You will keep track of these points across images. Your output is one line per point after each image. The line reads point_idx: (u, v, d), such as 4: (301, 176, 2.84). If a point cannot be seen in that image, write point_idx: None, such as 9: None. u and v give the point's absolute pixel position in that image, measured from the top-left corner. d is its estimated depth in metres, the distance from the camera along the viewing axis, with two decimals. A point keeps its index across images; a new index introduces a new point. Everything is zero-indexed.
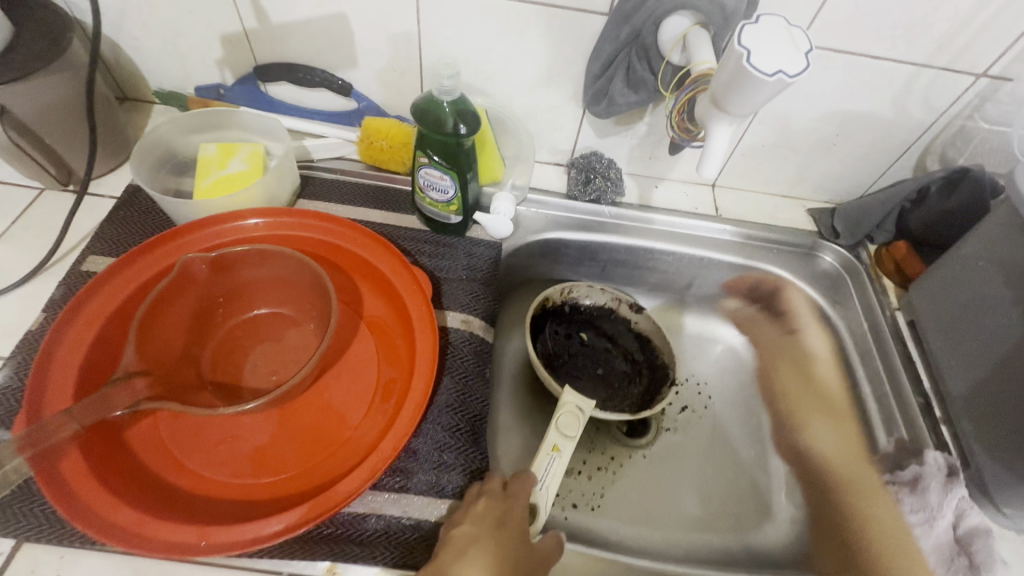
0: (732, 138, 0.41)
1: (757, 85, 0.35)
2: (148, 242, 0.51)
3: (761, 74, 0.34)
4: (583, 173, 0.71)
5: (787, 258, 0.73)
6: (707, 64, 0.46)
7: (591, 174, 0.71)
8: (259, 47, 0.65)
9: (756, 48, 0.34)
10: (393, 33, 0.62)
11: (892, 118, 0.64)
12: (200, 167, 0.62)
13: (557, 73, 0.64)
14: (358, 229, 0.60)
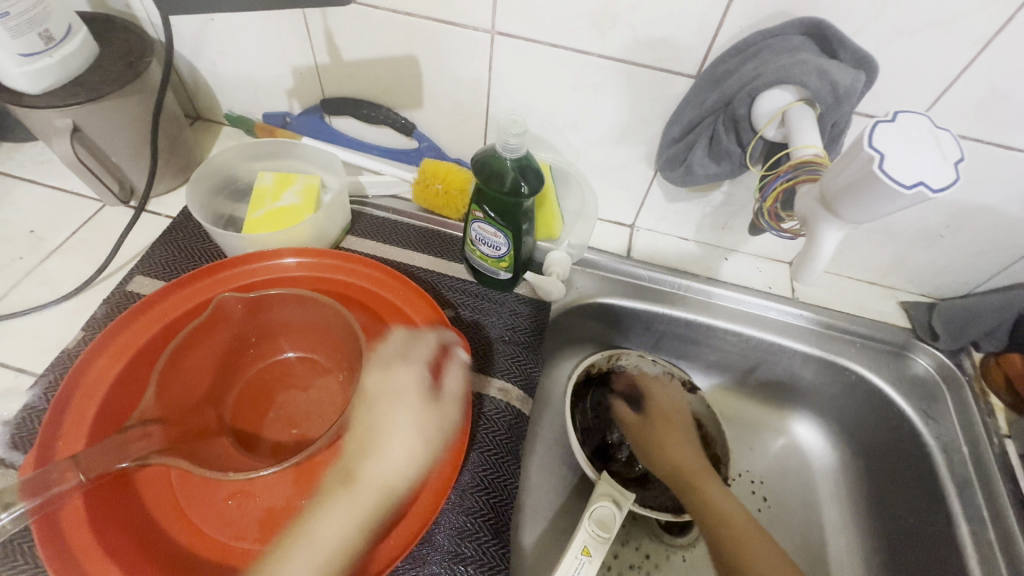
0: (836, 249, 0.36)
1: (886, 196, 0.31)
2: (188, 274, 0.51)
3: (896, 184, 0.30)
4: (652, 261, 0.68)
5: (870, 355, 0.65)
6: (813, 148, 0.39)
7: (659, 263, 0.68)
8: (328, 82, 0.64)
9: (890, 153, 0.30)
10: (463, 78, 0.59)
11: (1019, 216, 0.55)
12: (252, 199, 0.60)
13: (630, 132, 0.59)
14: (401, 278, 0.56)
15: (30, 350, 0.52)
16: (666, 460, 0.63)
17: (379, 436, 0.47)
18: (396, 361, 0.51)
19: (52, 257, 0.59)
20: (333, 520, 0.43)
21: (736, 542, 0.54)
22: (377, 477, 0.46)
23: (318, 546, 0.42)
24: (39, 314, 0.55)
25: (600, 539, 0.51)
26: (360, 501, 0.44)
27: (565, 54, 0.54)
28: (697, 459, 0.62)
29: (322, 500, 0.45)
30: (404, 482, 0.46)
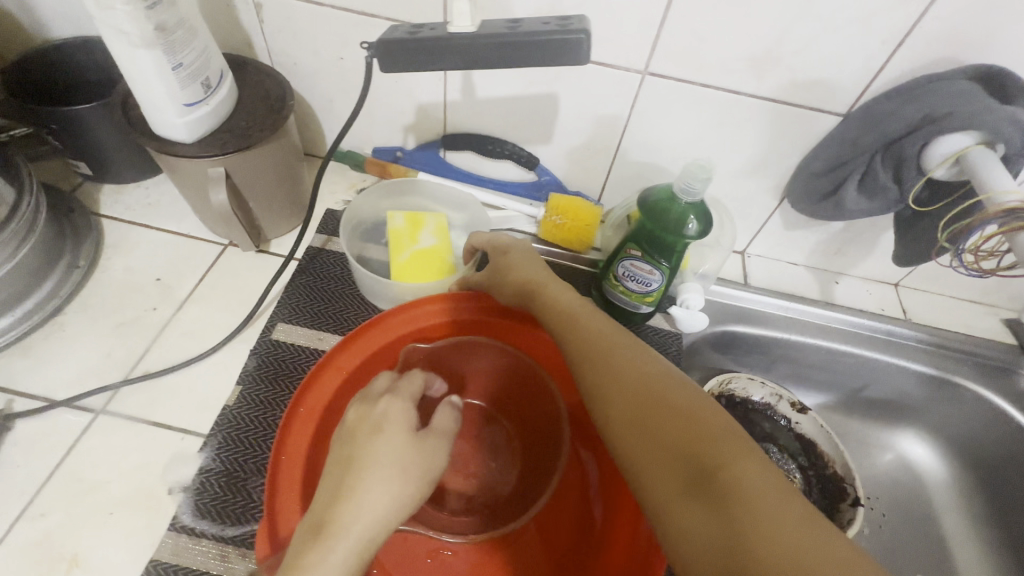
0: None
1: None
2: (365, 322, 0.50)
3: None
4: (768, 288, 0.69)
5: (984, 372, 0.67)
6: (1016, 193, 0.42)
7: (778, 289, 0.70)
8: (452, 117, 0.64)
9: None
10: (600, 115, 0.60)
11: None
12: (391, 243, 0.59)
13: (764, 165, 0.61)
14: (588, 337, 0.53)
15: (188, 408, 0.50)
16: (554, 315, 0.45)
17: (357, 487, 0.35)
18: (367, 398, 0.40)
19: (185, 307, 0.57)
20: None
21: (699, 439, 0.33)
22: (333, 548, 0.33)
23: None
24: (188, 369, 0.53)
25: None
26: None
27: (714, 93, 0.55)
28: (614, 333, 0.42)
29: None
30: (406, 502, 0.36)
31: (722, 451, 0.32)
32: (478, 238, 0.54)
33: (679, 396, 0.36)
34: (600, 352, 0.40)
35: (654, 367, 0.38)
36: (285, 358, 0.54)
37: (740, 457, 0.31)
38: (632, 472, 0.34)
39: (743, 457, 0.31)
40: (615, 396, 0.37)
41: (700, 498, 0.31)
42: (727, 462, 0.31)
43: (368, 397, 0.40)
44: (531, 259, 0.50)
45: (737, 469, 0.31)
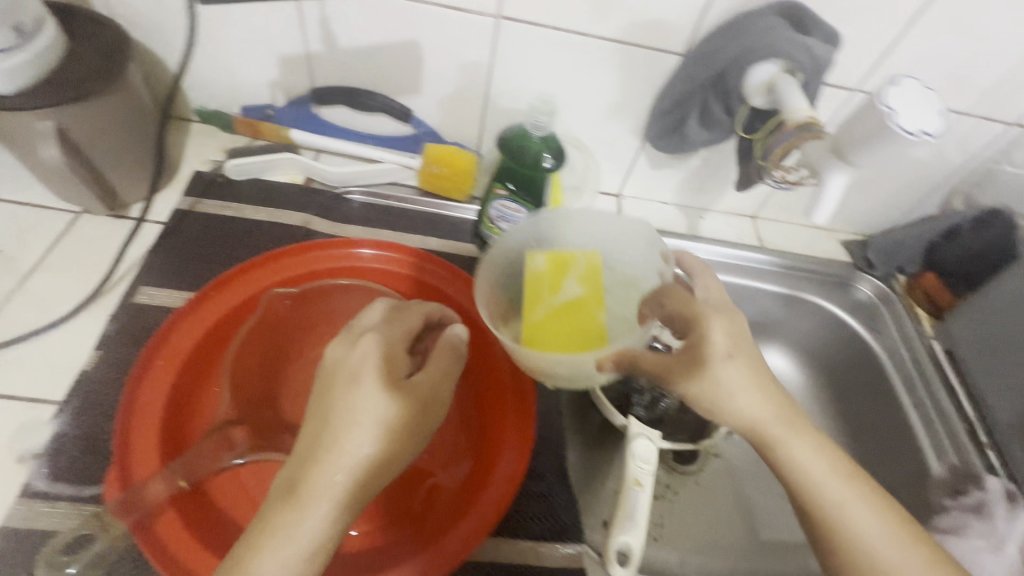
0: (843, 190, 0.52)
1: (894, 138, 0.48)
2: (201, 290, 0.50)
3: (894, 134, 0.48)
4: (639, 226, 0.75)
5: (825, 287, 0.77)
6: (806, 112, 0.48)
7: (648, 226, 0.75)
8: (318, 70, 0.63)
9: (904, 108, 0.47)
10: (464, 62, 0.61)
11: (928, 160, 0.69)
12: (526, 284, 0.52)
13: (622, 106, 0.65)
14: (433, 259, 0.57)
15: (39, 378, 0.48)
16: (734, 422, 0.41)
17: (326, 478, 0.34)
18: (351, 370, 0.38)
19: (33, 278, 0.53)
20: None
21: (866, 567, 0.38)
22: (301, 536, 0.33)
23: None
24: (39, 339, 0.50)
25: (642, 471, 0.56)
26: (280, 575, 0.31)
27: (566, 37, 0.58)
28: (735, 400, 0.40)
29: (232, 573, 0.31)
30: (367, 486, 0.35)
31: (789, 436, 0.40)
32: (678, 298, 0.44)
33: (850, 520, 0.39)
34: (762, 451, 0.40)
35: (767, 381, 0.41)
36: (148, 320, 0.52)
37: (794, 439, 0.40)
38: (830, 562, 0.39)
39: (823, 442, 0.41)
40: (820, 507, 0.39)
41: None
42: (812, 451, 0.40)
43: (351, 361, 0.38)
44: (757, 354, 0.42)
45: (813, 447, 0.40)
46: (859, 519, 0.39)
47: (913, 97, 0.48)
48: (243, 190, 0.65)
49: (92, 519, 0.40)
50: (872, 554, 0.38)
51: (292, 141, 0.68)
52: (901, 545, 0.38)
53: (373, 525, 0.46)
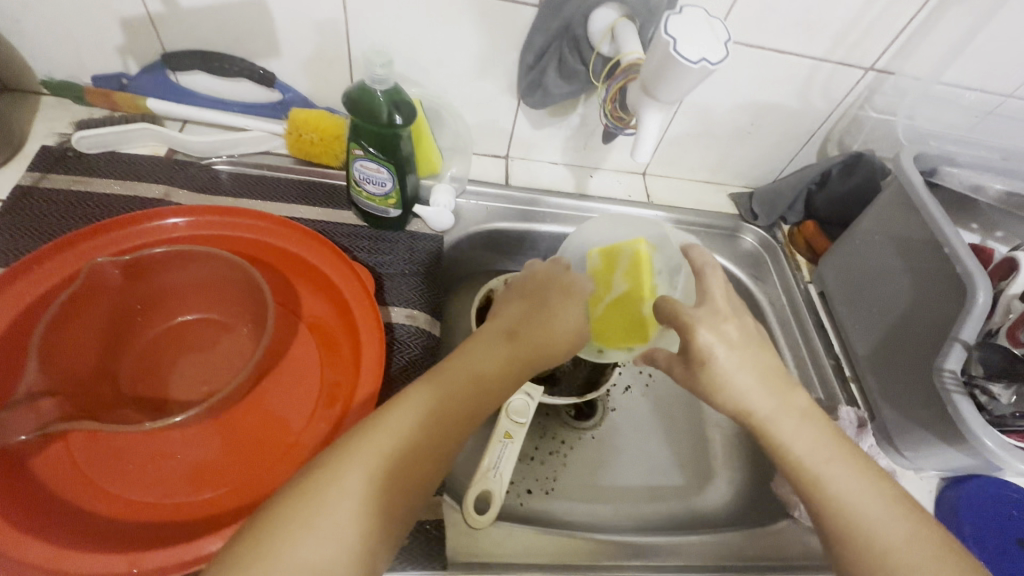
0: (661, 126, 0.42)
1: (683, 73, 0.37)
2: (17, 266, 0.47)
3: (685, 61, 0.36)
4: (526, 186, 0.75)
5: (712, 240, 0.79)
6: (636, 55, 0.49)
7: (535, 186, 0.75)
8: (165, 34, 0.60)
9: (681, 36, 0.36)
10: (318, 21, 0.59)
11: (798, 109, 0.70)
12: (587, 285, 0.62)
13: (490, 64, 0.64)
14: (269, 218, 0.57)
15: None
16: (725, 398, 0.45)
17: (392, 433, 0.39)
18: (501, 339, 0.48)
19: None
20: (326, 523, 0.35)
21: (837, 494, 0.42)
22: (388, 474, 0.37)
23: (310, 555, 0.34)
24: None
25: (518, 423, 0.58)
26: (344, 500, 0.36)
27: None
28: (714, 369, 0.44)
29: (298, 503, 0.35)
30: (446, 434, 0.41)
31: (775, 418, 0.44)
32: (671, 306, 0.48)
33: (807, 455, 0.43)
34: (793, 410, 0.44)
35: (763, 350, 0.46)
36: None
37: (777, 422, 0.44)
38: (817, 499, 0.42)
39: (773, 386, 0.45)
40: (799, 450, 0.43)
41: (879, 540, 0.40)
42: (777, 411, 0.44)
43: (524, 325, 0.49)
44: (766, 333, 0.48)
45: (771, 401, 0.44)
46: (823, 458, 0.43)
47: (693, 24, 0.37)
48: (98, 164, 0.62)
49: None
50: (822, 485, 0.42)
51: (152, 111, 0.65)
52: (840, 470, 0.42)
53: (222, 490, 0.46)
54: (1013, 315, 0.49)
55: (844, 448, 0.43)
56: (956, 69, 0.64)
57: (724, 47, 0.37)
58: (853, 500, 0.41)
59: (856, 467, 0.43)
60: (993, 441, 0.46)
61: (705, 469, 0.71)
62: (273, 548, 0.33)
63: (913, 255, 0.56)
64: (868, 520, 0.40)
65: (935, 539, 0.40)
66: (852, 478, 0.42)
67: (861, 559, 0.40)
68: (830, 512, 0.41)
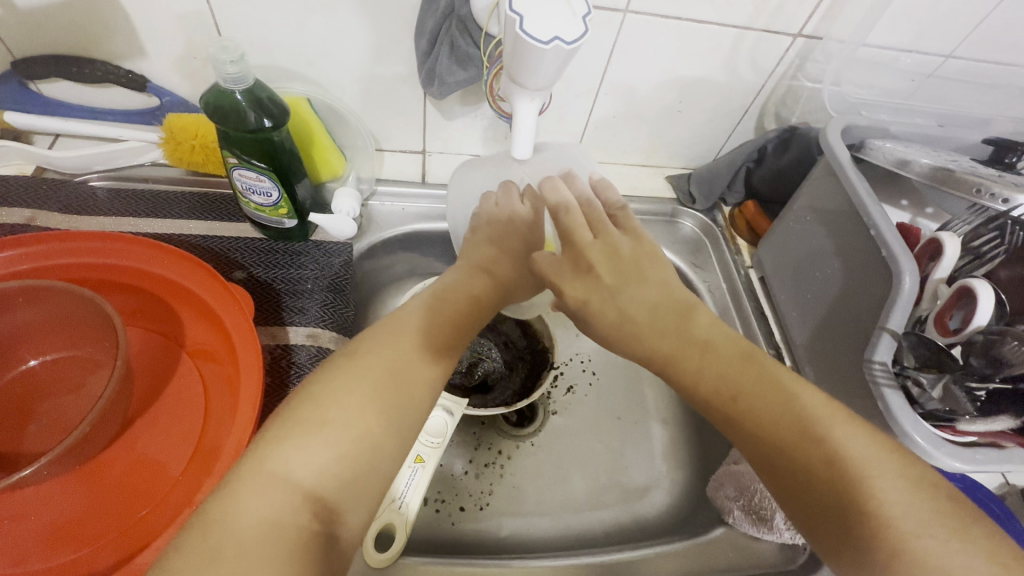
0: (534, 115, 0.41)
1: (539, 54, 0.35)
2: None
3: (537, 42, 0.34)
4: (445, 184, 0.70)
5: (650, 227, 0.75)
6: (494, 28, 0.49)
7: None
8: (9, 38, 0.53)
9: (530, 15, 0.34)
10: (179, 15, 0.53)
11: (726, 82, 0.65)
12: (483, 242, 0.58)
13: (384, 53, 0.58)
14: (127, 237, 0.51)
15: None
16: (626, 341, 0.44)
17: (409, 330, 0.42)
18: (477, 278, 0.49)
19: None
20: (363, 399, 0.37)
21: (766, 422, 0.38)
22: (409, 362, 0.40)
23: (347, 426, 0.36)
24: None
25: (434, 445, 0.57)
26: (375, 379, 0.38)
27: None
28: (628, 322, 0.43)
29: (332, 384, 0.38)
30: (448, 335, 0.44)
31: (678, 365, 0.42)
32: (548, 263, 0.48)
33: (721, 384, 0.40)
34: (690, 348, 0.42)
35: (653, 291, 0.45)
36: None
37: (678, 366, 0.42)
38: (742, 436, 0.39)
39: (671, 337, 0.43)
40: (706, 386, 0.40)
41: (811, 475, 0.35)
42: (673, 357, 0.42)
43: (469, 274, 0.49)
44: (659, 256, 0.48)
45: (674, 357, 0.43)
46: (733, 394, 0.39)
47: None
48: None
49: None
50: (745, 412, 0.38)
51: (13, 125, 0.59)
52: (761, 399, 0.39)
53: (90, 547, 0.41)
54: (940, 300, 0.46)
55: (745, 377, 0.40)
56: (888, 31, 0.59)
57: (582, 23, 0.35)
58: (777, 435, 0.37)
59: (763, 388, 0.39)
60: (924, 437, 0.41)
61: (649, 470, 0.68)
62: (317, 422, 0.36)
63: (841, 234, 0.53)
64: (794, 444, 0.36)
65: (884, 453, 0.35)
66: (766, 398, 0.39)
67: (809, 490, 0.35)
68: (779, 449, 0.37)
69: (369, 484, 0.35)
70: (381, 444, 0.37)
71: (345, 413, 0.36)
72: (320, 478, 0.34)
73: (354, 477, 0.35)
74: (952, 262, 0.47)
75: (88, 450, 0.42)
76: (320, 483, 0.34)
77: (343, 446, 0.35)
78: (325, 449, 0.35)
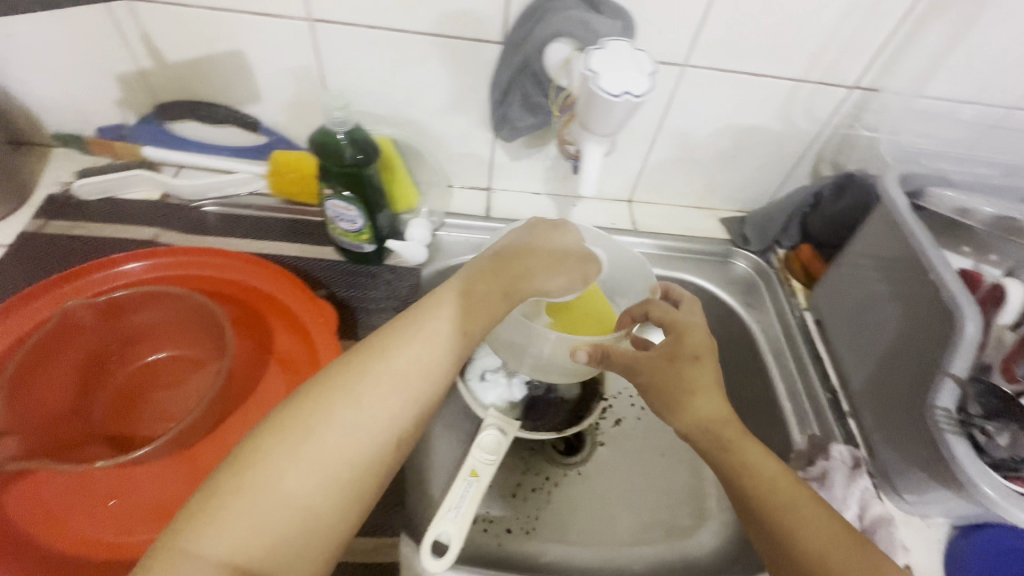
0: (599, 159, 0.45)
1: (609, 104, 0.39)
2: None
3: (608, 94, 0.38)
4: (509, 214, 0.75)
5: (703, 266, 0.76)
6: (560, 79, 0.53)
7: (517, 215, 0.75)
8: (157, 87, 0.64)
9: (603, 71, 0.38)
10: (293, 68, 0.62)
11: (782, 130, 0.68)
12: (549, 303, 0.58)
13: (461, 100, 0.65)
14: (235, 255, 0.59)
15: None
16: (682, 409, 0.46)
17: (365, 382, 0.40)
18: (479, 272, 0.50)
19: None
20: (303, 460, 0.36)
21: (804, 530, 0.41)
22: (344, 417, 0.38)
23: (262, 492, 0.35)
24: None
25: (486, 462, 0.58)
26: (300, 440, 0.37)
27: (383, 33, 0.58)
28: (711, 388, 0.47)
29: (265, 442, 0.37)
30: (393, 382, 0.40)
31: (737, 446, 0.45)
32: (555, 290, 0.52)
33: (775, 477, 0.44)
34: (740, 435, 0.45)
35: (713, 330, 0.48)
36: None
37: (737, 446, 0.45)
38: (769, 532, 0.42)
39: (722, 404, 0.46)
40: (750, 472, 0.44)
41: None
42: (726, 437, 0.45)
43: (480, 276, 0.47)
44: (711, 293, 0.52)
45: (725, 434, 0.45)
46: (772, 494, 0.43)
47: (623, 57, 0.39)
48: (97, 209, 0.66)
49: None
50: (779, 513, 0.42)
51: (149, 158, 0.69)
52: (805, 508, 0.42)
53: None
54: (1004, 347, 0.46)
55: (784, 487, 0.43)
56: (946, 84, 0.61)
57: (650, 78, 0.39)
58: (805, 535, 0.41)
59: (805, 502, 0.43)
60: (993, 488, 0.41)
61: (696, 510, 0.67)
62: (243, 483, 0.35)
63: (901, 283, 0.53)
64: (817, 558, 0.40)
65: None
66: (802, 508, 0.42)
67: None
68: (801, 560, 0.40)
69: (294, 552, 0.34)
70: (308, 508, 0.35)
71: (274, 478, 0.35)
72: (233, 551, 0.33)
73: (269, 547, 0.34)
74: (1016, 309, 0.48)
75: (190, 434, 0.48)
76: (232, 554, 0.33)
77: (270, 515, 0.34)
78: (248, 514, 0.34)
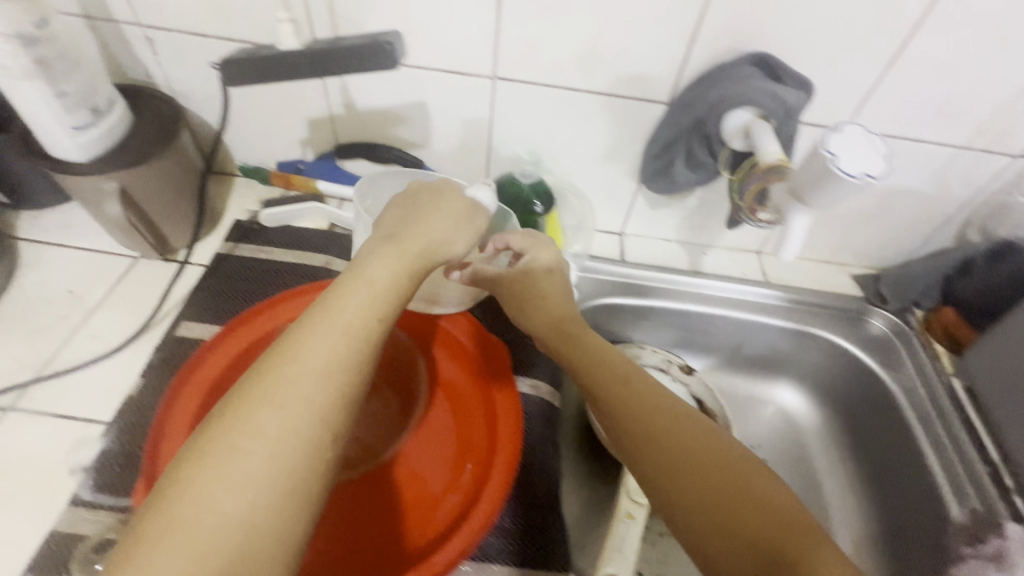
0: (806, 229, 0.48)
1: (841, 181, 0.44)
2: (222, 330, 0.57)
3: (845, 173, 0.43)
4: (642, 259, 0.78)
5: (836, 322, 0.75)
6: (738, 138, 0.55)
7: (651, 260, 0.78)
8: (341, 129, 0.71)
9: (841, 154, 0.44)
10: (467, 118, 0.68)
11: (933, 194, 0.68)
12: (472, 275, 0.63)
13: (616, 153, 0.69)
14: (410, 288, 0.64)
15: (97, 400, 0.55)
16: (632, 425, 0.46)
17: (276, 388, 0.34)
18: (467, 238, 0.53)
19: (97, 313, 0.62)
20: (232, 481, 0.31)
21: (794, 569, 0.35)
22: (284, 420, 0.34)
23: (200, 518, 0.30)
24: (102, 363, 0.58)
25: (636, 503, 0.57)
26: (245, 452, 0.32)
27: (558, 91, 0.63)
28: (715, 434, 0.44)
29: (192, 458, 0.32)
30: (321, 370, 0.36)
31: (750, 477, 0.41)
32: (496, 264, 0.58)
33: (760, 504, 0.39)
34: (717, 461, 0.42)
35: None
36: (189, 351, 0.59)
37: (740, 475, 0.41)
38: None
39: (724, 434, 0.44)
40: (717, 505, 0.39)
41: None
42: (706, 464, 0.42)
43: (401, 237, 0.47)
44: None
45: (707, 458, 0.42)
46: (756, 529, 0.37)
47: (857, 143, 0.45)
48: (276, 237, 0.72)
49: (118, 527, 0.47)
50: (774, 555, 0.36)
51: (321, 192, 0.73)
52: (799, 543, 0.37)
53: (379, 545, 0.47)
54: None
55: (736, 471, 0.41)
56: None
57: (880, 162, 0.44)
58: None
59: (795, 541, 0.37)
60: None
61: None
62: (167, 523, 0.30)
63: None
64: None
65: None
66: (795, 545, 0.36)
67: None
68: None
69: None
70: (254, 525, 0.31)
71: (208, 504, 0.30)
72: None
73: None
74: None
75: None
76: None
77: (211, 540, 0.30)
78: (181, 551, 0.29)
